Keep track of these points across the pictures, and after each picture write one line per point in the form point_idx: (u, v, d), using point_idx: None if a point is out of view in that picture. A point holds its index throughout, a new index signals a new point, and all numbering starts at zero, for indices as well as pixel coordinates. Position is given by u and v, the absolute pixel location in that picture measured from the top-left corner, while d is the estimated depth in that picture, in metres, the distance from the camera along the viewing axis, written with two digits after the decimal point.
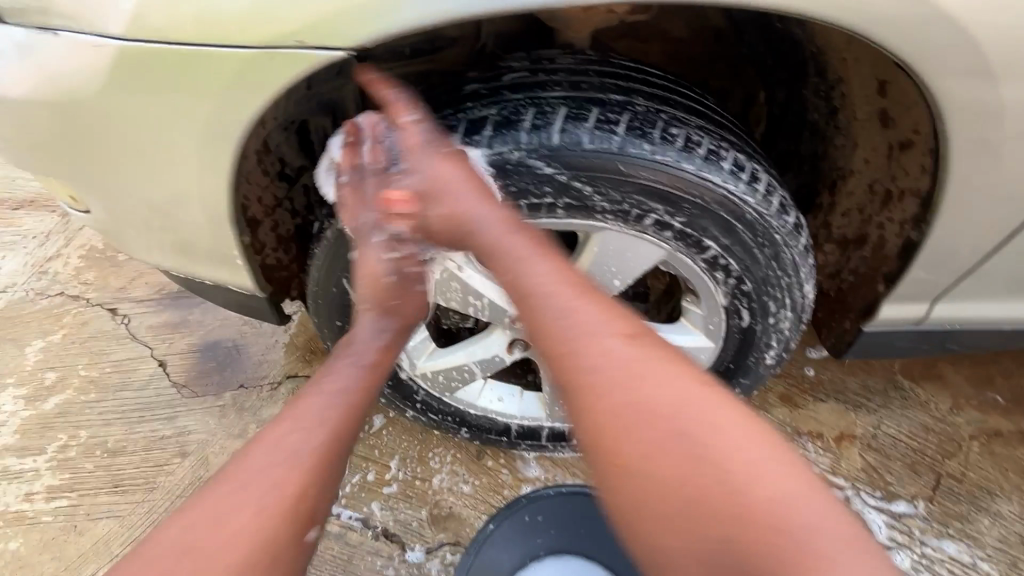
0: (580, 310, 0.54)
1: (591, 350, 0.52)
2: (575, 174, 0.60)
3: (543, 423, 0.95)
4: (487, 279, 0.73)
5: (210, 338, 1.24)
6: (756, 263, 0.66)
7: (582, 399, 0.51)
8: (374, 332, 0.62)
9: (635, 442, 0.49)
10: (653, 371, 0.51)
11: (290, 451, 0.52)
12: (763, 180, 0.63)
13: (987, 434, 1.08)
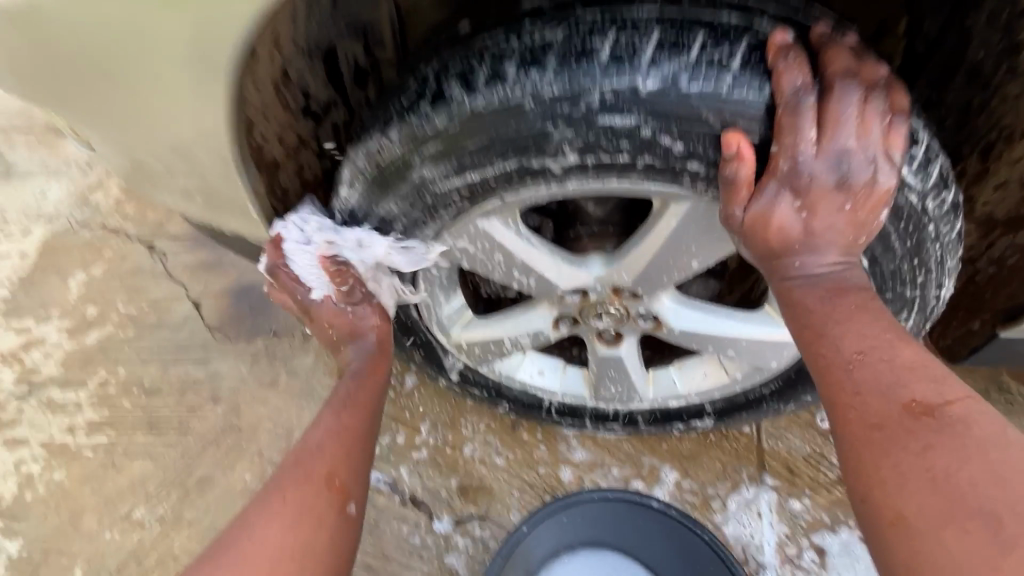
0: (873, 363, 0.44)
1: (874, 401, 0.43)
2: (663, 126, 0.44)
3: (587, 402, 0.86)
4: (536, 248, 0.60)
5: (245, 281, 1.20)
6: (890, 255, 0.49)
7: (855, 454, 0.42)
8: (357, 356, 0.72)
9: (892, 455, 0.40)
10: (959, 435, 0.39)
11: (319, 443, 0.63)
12: (924, 142, 0.46)
13: None
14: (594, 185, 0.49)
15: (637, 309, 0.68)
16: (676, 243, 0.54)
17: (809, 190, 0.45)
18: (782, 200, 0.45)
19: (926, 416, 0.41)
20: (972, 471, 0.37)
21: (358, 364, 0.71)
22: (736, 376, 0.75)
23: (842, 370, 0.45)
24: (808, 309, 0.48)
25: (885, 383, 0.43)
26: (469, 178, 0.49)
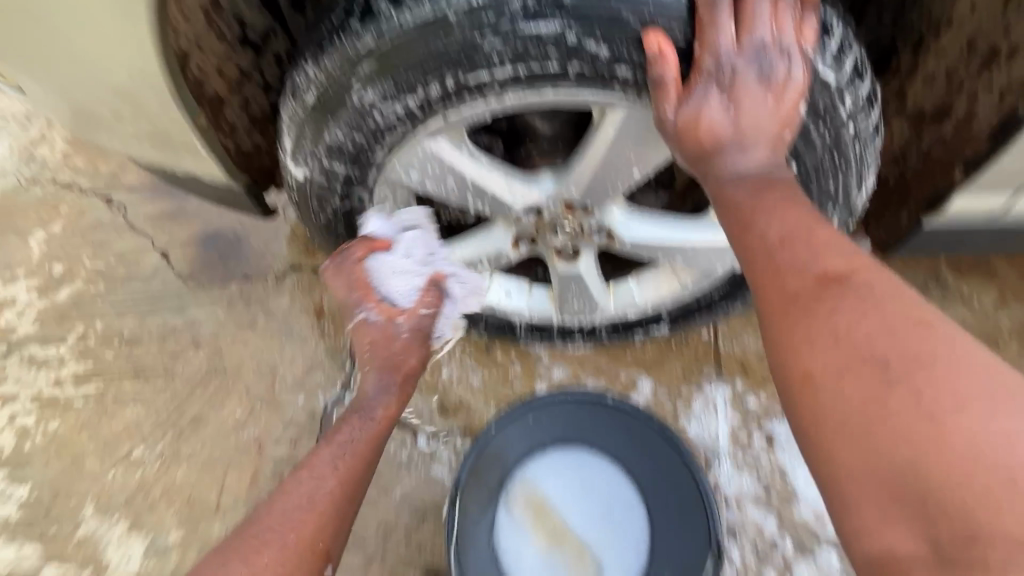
0: (793, 244, 0.47)
1: (792, 276, 0.46)
2: (587, 32, 0.45)
3: (554, 319, 0.90)
4: (486, 168, 0.62)
5: (211, 227, 1.19)
6: (811, 148, 0.51)
7: (773, 329, 0.46)
8: (377, 389, 0.75)
9: (810, 329, 0.43)
10: (861, 296, 0.42)
11: (309, 497, 0.60)
12: (834, 35, 0.48)
13: None
14: (535, 98, 0.50)
15: (590, 224, 0.71)
16: (615, 153, 0.57)
17: (733, 83, 0.47)
18: (710, 97, 0.47)
19: (835, 283, 0.44)
20: (871, 328, 0.41)
21: (376, 398, 0.75)
22: (687, 283, 0.80)
23: (762, 255, 0.48)
24: (739, 199, 0.49)
25: (803, 258, 0.46)
26: (406, 97, 0.49)
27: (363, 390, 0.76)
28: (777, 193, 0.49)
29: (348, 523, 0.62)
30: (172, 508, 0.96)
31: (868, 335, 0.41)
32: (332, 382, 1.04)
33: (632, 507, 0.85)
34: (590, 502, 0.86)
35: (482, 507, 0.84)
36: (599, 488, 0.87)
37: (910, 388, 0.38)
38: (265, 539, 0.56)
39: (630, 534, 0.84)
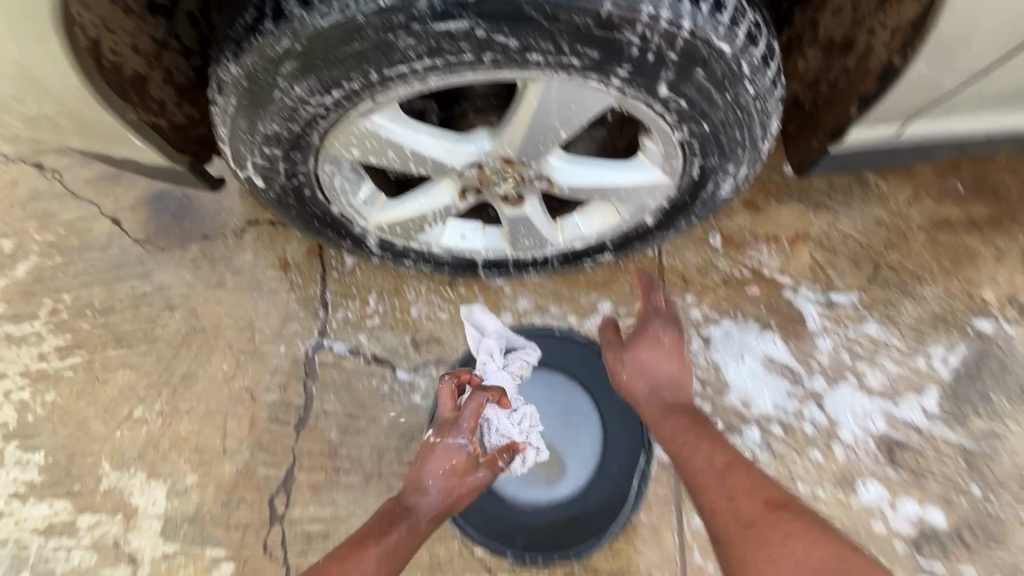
0: (732, 481, 0.78)
1: (746, 508, 0.74)
2: (494, 27, 0.50)
3: (508, 255, 0.96)
4: (421, 135, 0.64)
5: (158, 189, 1.18)
6: (714, 108, 0.59)
7: (741, 548, 0.71)
8: (432, 505, 0.85)
9: (769, 542, 0.69)
10: (796, 523, 0.70)
11: None
12: (728, 5, 0.53)
13: (936, 223, 1.12)
14: (455, 77, 0.55)
15: (529, 175, 0.75)
16: (540, 119, 0.61)
17: (669, 380, 0.90)
18: (658, 360, 0.90)
19: (776, 512, 0.72)
20: (808, 546, 0.67)
21: (426, 513, 0.84)
22: (625, 217, 0.86)
23: (707, 473, 0.80)
24: (683, 440, 0.84)
25: (749, 497, 0.75)
26: (332, 91, 0.55)
27: (420, 489, 0.85)
28: (715, 456, 0.81)
29: None
30: (183, 456, 1.06)
31: (788, 540, 0.68)
32: (309, 330, 1.10)
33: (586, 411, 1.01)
34: (552, 414, 1.01)
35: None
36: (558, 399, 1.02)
37: None
38: None
39: (588, 431, 1.00)
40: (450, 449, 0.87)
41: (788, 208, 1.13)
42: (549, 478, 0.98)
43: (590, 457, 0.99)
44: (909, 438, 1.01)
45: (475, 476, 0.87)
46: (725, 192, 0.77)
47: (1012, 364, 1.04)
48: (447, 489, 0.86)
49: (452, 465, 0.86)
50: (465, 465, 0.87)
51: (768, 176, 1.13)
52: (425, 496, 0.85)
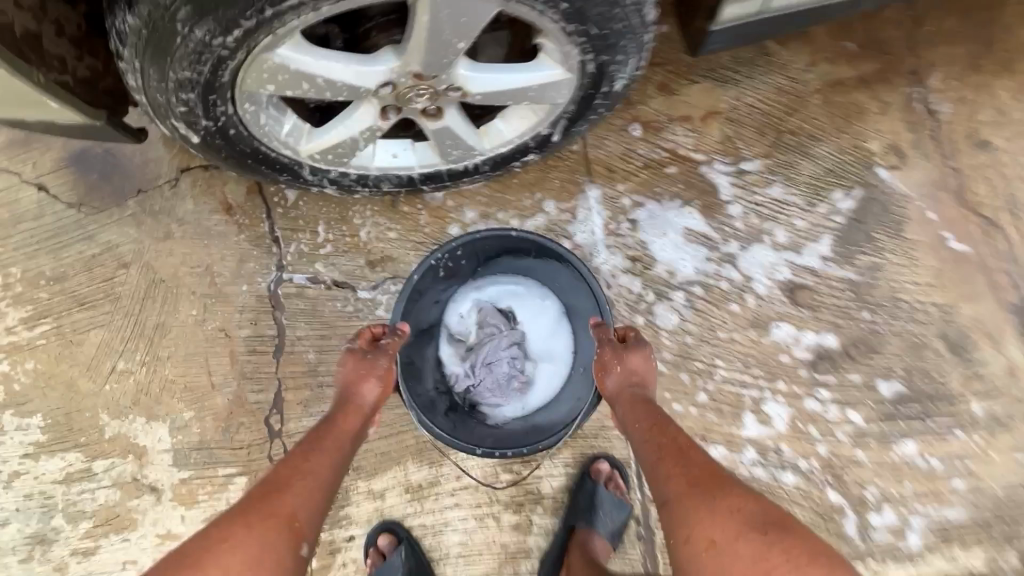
0: (683, 457, 0.82)
1: (695, 475, 0.79)
2: None
3: (441, 168, 1.01)
4: (328, 62, 0.68)
5: (78, 148, 1.16)
6: (589, 3, 0.66)
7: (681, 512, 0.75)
8: (351, 400, 0.93)
9: (711, 508, 0.74)
10: (742, 496, 0.75)
11: (283, 486, 0.78)
12: None
13: (828, 84, 1.22)
14: (345, 3, 0.60)
15: (441, 86, 0.79)
16: (435, 33, 0.66)
17: (642, 376, 0.95)
18: (630, 356, 0.96)
19: (724, 483, 0.77)
20: (750, 513, 0.73)
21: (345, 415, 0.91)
22: (541, 116, 0.92)
23: (663, 449, 0.84)
24: (642, 420, 0.88)
25: (697, 469, 0.80)
26: (233, 32, 0.59)
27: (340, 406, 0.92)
28: (669, 433, 0.85)
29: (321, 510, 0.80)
30: (175, 397, 1.15)
31: (730, 506, 0.74)
32: (266, 267, 1.16)
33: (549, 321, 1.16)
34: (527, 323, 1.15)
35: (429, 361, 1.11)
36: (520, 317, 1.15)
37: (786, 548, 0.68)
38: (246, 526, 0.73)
39: (560, 343, 1.14)
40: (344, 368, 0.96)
41: (698, 87, 1.20)
42: (521, 394, 1.12)
43: (559, 367, 1.13)
44: (806, 279, 1.19)
45: (372, 366, 0.95)
46: (622, 86, 0.86)
47: (890, 204, 1.20)
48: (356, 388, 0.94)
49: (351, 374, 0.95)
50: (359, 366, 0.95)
51: (677, 57, 1.19)
52: (357, 410, 0.92)
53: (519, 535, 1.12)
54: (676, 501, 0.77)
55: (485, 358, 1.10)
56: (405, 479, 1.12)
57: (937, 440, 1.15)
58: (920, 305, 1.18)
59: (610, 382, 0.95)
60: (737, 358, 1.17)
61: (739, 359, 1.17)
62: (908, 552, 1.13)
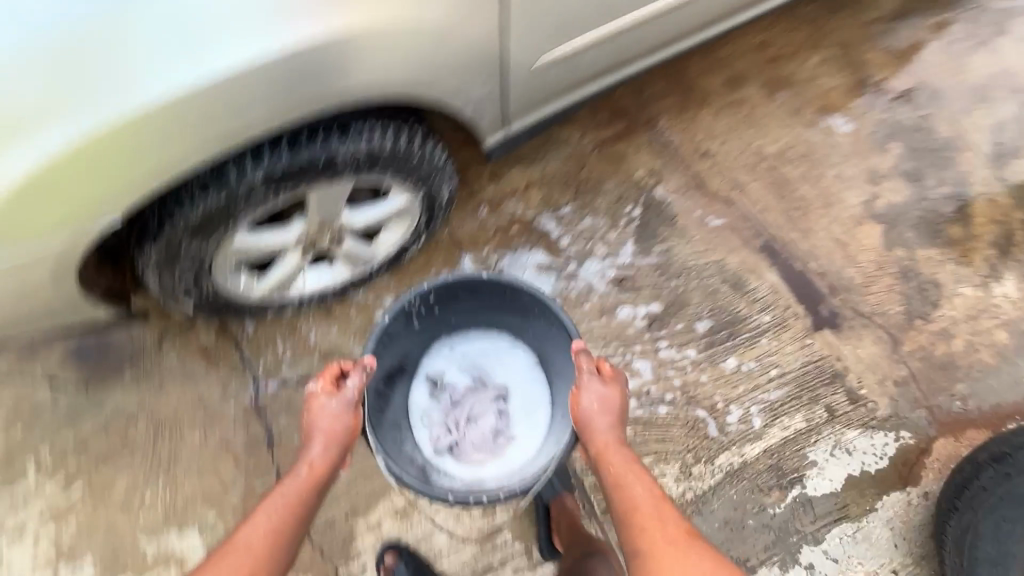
0: (655, 505, 1.11)
1: (662, 527, 1.07)
2: (276, 186, 1.02)
3: (355, 275, 1.46)
4: (262, 236, 1.14)
5: (76, 343, 1.51)
6: (405, 166, 1.16)
7: (652, 559, 1.02)
8: (319, 453, 1.13)
9: (675, 558, 1.01)
10: (701, 551, 1.02)
11: (252, 536, 1.00)
12: (385, 130, 1.08)
13: (598, 145, 1.82)
14: (267, 209, 1.07)
15: (336, 227, 1.25)
16: (321, 206, 1.14)
17: (618, 411, 1.25)
18: (605, 391, 1.25)
19: (688, 537, 1.05)
20: (705, 566, 1.00)
21: (308, 465, 1.12)
22: (410, 224, 1.40)
23: (639, 501, 1.12)
24: (619, 468, 1.17)
25: (665, 523, 1.07)
26: (211, 241, 1.06)
27: (310, 450, 1.13)
28: (641, 481, 1.15)
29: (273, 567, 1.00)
30: (197, 507, 1.45)
31: (688, 552, 1.02)
32: (246, 384, 1.53)
33: (524, 381, 1.51)
34: (500, 371, 1.53)
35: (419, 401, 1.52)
36: (497, 380, 1.53)
37: None
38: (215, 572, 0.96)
39: (534, 390, 1.50)
40: (317, 411, 1.16)
41: (515, 171, 1.77)
42: (504, 445, 1.46)
43: (534, 412, 1.49)
44: (627, 271, 1.71)
45: (330, 413, 1.16)
46: (452, 189, 1.35)
47: (663, 208, 1.77)
48: (319, 434, 1.14)
49: (320, 416, 1.16)
50: (325, 413, 1.16)
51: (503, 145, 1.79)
52: (321, 458, 1.13)
53: (489, 518, 1.48)
54: (647, 550, 1.04)
55: (470, 414, 1.49)
56: (392, 505, 1.47)
57: (747, 349, 1.66)
58: (704, 265, 1.73)
59: (595, 422, 1.22)
60: (601, 339, 1.65)
61: (602, 339, 1.65)
62: (755, 431, 1.59)
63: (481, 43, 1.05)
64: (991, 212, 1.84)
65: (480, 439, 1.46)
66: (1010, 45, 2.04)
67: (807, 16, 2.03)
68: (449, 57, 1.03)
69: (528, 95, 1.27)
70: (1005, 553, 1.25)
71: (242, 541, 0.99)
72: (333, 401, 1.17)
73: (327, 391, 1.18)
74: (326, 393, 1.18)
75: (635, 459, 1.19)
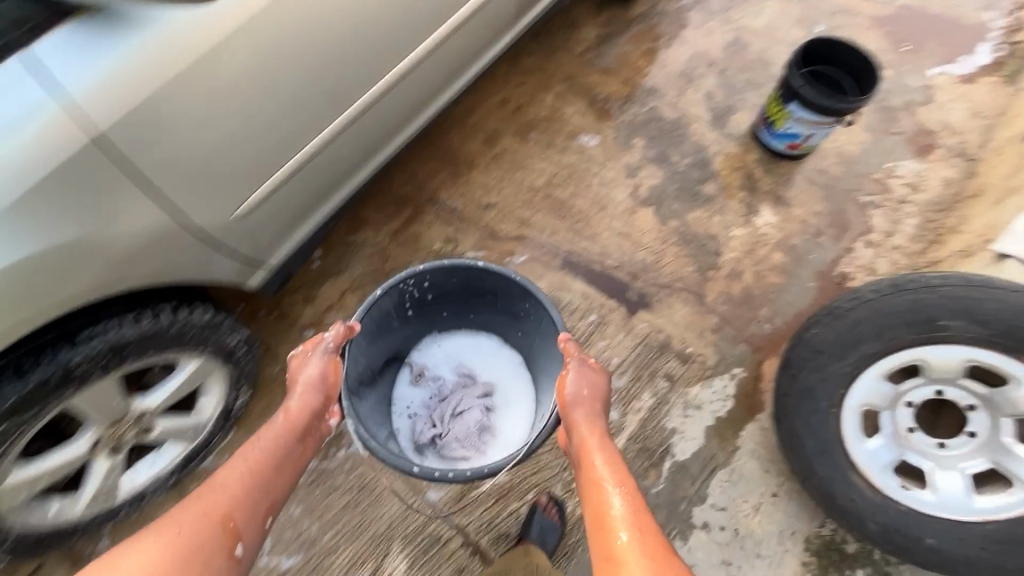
0: (637, 507, 1.17)
1: (638, 520, 1.12)
2: (19, 415, 1.06)
3: (190, 446, 1.47)
4: (43, 461, 1.19)
5: None
6: (162, 341, 1.21)
7: (612, 541, 1.08)
8: (299, 401, 1.31)
9: (635, 541, 1.06)
10: (668, 557, 1.04)
11: (239, 469, 1.14)
12: (116, 323, 1.13)
13: (393, 236, 2.01)
14: (26, 437, 1.11)
15: (131, 418, 1.28)
16: (92, 409, 1.18)
17: (597, 411, 1.40)
18: (586, 374, 1.43)
19: (668, 546, 1.08)
20: (666, 564, 1.02)
21: (292, 409, 1.29)
22: (219, 378, 1.44)
23: (623, 495, 1.18)
24: (593, 469, 1.27)
25: (644, 523, 1.12)
26: None
27: (290, 399, 1.31)
28: (621, 485, 1.21)
29: (252, 509, 1.10)
30: None
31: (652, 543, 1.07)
32: None
33: (508, 377, 1.76)
34: (484, 361, 1.80)
35: (405, 391, 1.76)
36: (485, 377, 1.77)
37: None
38: (212, 495, 1.07)
39: (520, 381, 1.75)
40: (300, 364, 1.38)
41: (327, 287, 1.91)
42: (488, 441, 1.66)
43: (519, 406, 1.71)
44: None
45: (307, 370, 1.35)
46: (240, 333, 1.41)
47: None
48: (299, 393, 1.33)
49: (300, 376, 1.36)
50: (306, 375, 1.35)
51: (307, 272, 1.93)
52: (306, 409, 1.31)
53: None
54: (613, 531, 1.10)
55: (457, 411, 1.71)
56: None
57: None
58: None
59: (578, 413, 1.37)
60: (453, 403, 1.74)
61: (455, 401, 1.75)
62: (616, 425, 1.71)
63: (182, 228, 1.19)
64: (730, 163, 2.17)
65: (464, 434, 1.67)
66: (695, 32, 2.48)
67: (531, 64, 2.38)
68: (155, 253, 1.15)
69: (265, 235, 1.46)
70: (825, 441, 1.41)
71: (223, 479, 1.11)
72: (313, 354, 1.39)
73: (311, 347, 1.40)
74: (309, 349, 1.40)
75: (619, 462, 1.27)
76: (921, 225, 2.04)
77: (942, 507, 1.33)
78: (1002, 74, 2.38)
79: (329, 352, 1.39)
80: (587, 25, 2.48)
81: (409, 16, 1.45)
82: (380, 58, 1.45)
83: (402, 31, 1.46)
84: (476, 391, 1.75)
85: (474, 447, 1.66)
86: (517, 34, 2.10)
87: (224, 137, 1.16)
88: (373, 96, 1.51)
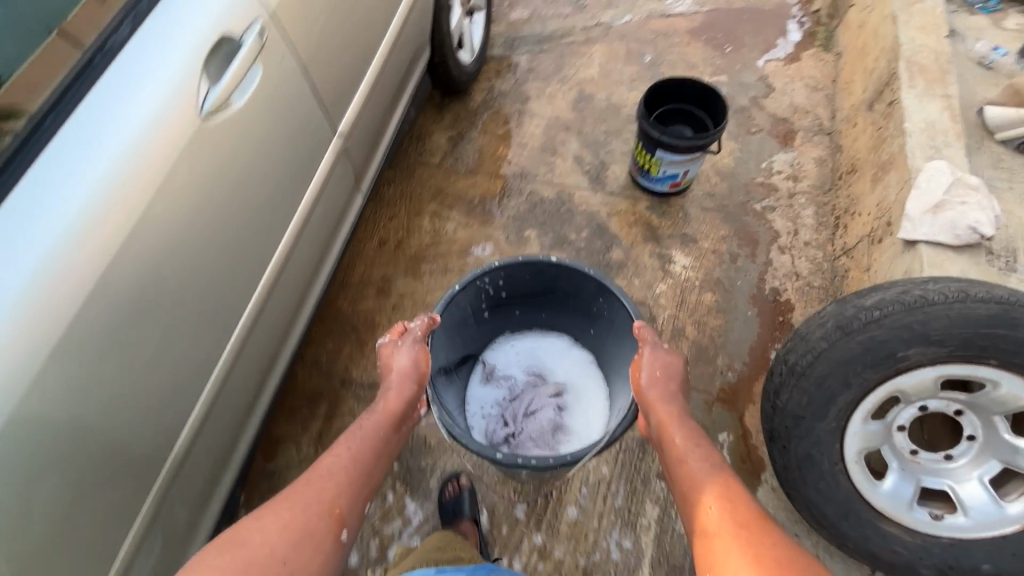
0: (728, 480, 1.11)
1: (733, 493, 1.07)
2: None
3: None
4: None
5: None
6: None
7: (707, 514, 1.05)
8: (396, 396, 1.31)
9: (732, 514, 1.02)
10: (767, 531, 0.97)
11: (341, 462, 1.12)
12: None
13: (318, 440, 1.76)
14: None
15: None
16: None
17: (674, 380, 1.38)
18: (659, 352, 1.41)
19: (765, 519, 1.01)
20: (766, 541, 0.95)
21: (387, 398, 1.31)
22: None
23: (713, 468, 1.14)
24: (672, 442, 1.24)
25: (737, 495, 1.07)
26: None
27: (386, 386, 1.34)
28: (707, 457, 1.17)
29: (354, 501, 1.07)
30: None
31: (751, 514, 1.01)
32: None
33: (580, 378, 1.75)
34: (557, 355, 1.80)
35: (479, 389, 1.74)
36: (557, 376, 1.76)
37: (779, 561, 0.90)
38: (317, 485, 1.04)
39: (591, 374, 1.75)
40: (388, 352, 1.41)
41: None
42: (559, 440, 1.64)
43: (591, 400, 1.71)
44: (427, 525, 1.63)
45: (396, 362, 1.37)
46: None
47: (413, 441, 1.73)
48: (393, 391, 1.32)
49: (392, 369, 1.36)
50: (398, 367, 1.37)
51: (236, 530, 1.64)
52: (400, 395, 1.32)
53: None
54: (710, 497, 1.07)
55: (531, 410, 1.68)
56: None
57: (569, 492, 1.63)
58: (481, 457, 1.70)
59: (645, 381, 1.37)
60: None
61: None
62: (633, 555, 1.55)
63: None
64: (625, 219, 2.12)
65: (538, 433, 1.64)
66: (538, 102, 2.46)
67: (395, 193, 2.24)
68: None
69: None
70: (844, 502, 1.31)
71: (329, 467, 1.09)
72: (399, 346, 1.40)
73: (399, 334, 1.44)
74: (394, 338, 1.43)
75: (702, 437, 1.23)
76: (818, 212, 2.06)
77: (979, 527, 1.25)
78: (817, 43, 2.52)
79: (416, 342, 1.40)
80: (435, 133, 2.39)
81: (235, 248, 1.21)
82: (214, 316, 1.21)
83: (226, 264, 1.20)
84: (547, 389, 1.73)
85: (547, 445, 1.62)
86: (384, 156, 1.81)
87: (41, 547, 0.93)
88: (247, 321, 1.32)
